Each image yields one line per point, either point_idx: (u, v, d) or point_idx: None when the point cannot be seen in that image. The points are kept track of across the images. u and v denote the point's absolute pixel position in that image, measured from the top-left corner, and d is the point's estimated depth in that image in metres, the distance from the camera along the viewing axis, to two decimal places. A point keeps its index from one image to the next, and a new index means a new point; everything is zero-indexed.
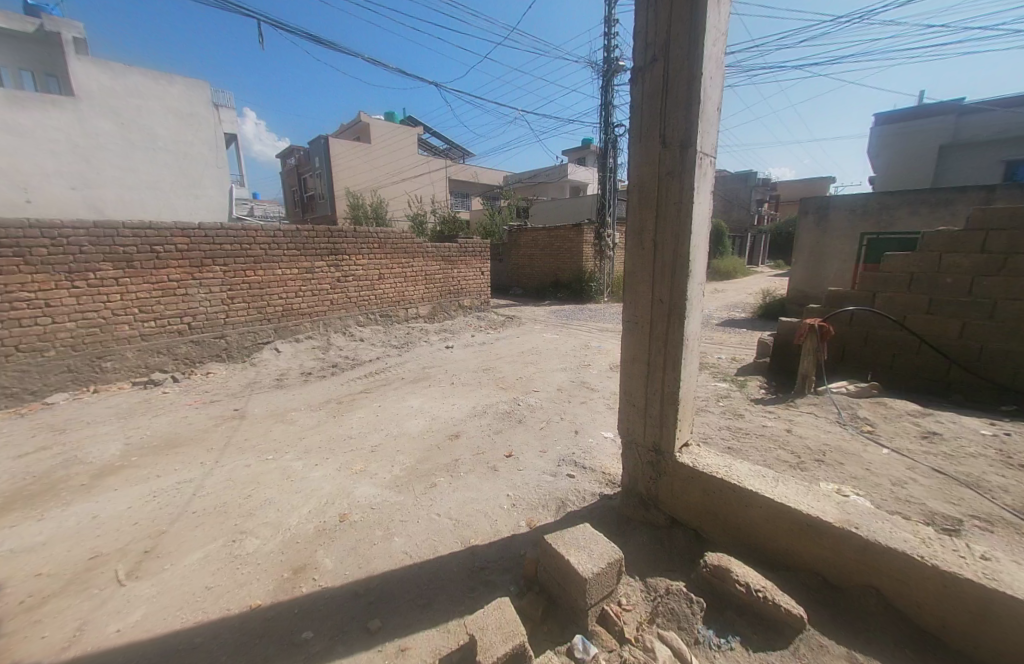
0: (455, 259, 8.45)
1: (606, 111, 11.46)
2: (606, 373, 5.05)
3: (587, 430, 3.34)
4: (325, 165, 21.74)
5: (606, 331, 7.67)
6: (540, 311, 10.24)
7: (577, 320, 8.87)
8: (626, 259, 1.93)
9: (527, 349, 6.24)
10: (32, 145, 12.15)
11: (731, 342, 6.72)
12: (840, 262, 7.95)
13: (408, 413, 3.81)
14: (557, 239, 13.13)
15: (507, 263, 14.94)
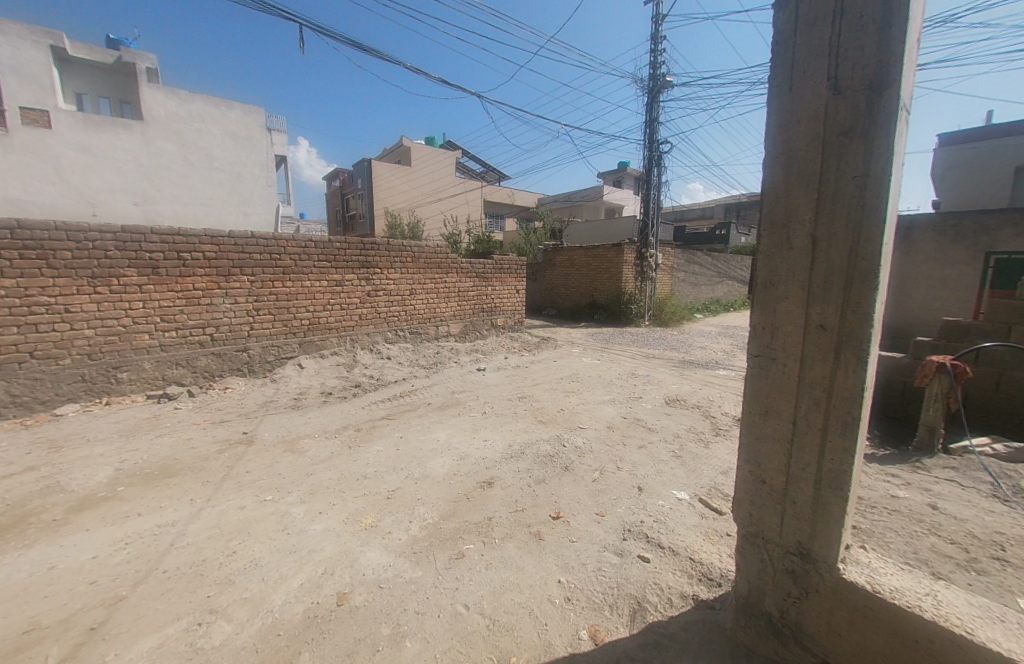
0: (490, 276, 8.01)
1: (651, 127, 10.97)
2: (663, 408, 4.32)
3: (654, 488, 2.64)
4: (366, 185, 22.42)
5: (654, 359, 6.93)
6: (577, 334, 9.60)
7: (618, 345, 8.14)
8: (758, 264, 1.32)
9: (566, 376, 5.59)
10: (102, 163, 13.08)
11: None
12: (929, 290, 6.83)
13: (433, 449, 3.25)
14: (595, 259, 12.56)
15: (541, 283, 14.46)
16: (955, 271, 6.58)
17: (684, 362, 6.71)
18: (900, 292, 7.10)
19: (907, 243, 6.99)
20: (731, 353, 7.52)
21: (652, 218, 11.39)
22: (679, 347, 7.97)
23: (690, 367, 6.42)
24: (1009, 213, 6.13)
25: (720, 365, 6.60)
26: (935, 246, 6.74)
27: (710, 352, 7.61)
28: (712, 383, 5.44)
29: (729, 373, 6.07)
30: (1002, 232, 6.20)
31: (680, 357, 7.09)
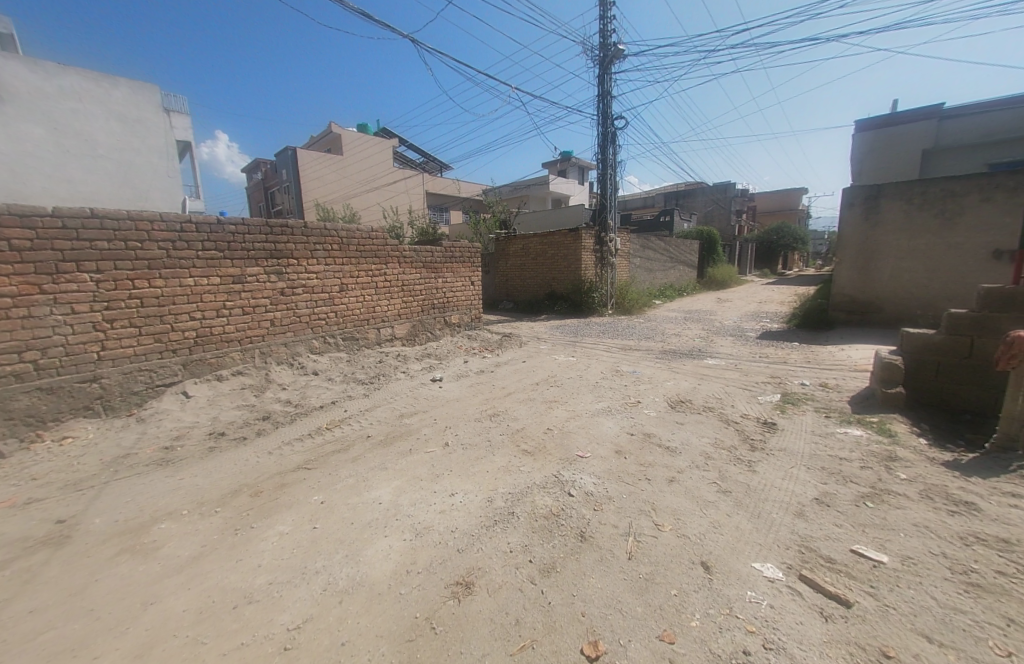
0: (438, 265, 6.79)
1: (603, 101, 10.22)
2: (670, 415, 3.46)
3: (725, 564, 1.69)
4: (292, 176, 19.88)
5: (631, 351, 6.16)
6: (540, 328, 8.68)
7: (587, 338, 7.30)
8: None
9: (542, 380, 4.59)
10: None
11: (797, 361, 5.27)
12: (897, 262, 6.65)
13: (371, 523, 2.08)
14: (551, 246, 11.68)
15: (495, 276, 13.40)
16: (923, 242, 6.42)
17: (665, 353, 5.99)
18: (869, 265, 6.88)
19: (874, 213, 6.76)
20: (709, 339, 6.95)
21: (610, 201, 10.76)
22: (653, 336, 7.31)
23: (674, 358, 5.69)
24: (974, 178, 5.99)
25: (704, 353, 5.95)
26: (902, 216, 6.53)
27: (687, 339, 6.99)
28: (707, 376, 4.71)
29: (718, 362, 5.41)
30: (968, 198, 6.05)
31: (659, 347, 6.38)
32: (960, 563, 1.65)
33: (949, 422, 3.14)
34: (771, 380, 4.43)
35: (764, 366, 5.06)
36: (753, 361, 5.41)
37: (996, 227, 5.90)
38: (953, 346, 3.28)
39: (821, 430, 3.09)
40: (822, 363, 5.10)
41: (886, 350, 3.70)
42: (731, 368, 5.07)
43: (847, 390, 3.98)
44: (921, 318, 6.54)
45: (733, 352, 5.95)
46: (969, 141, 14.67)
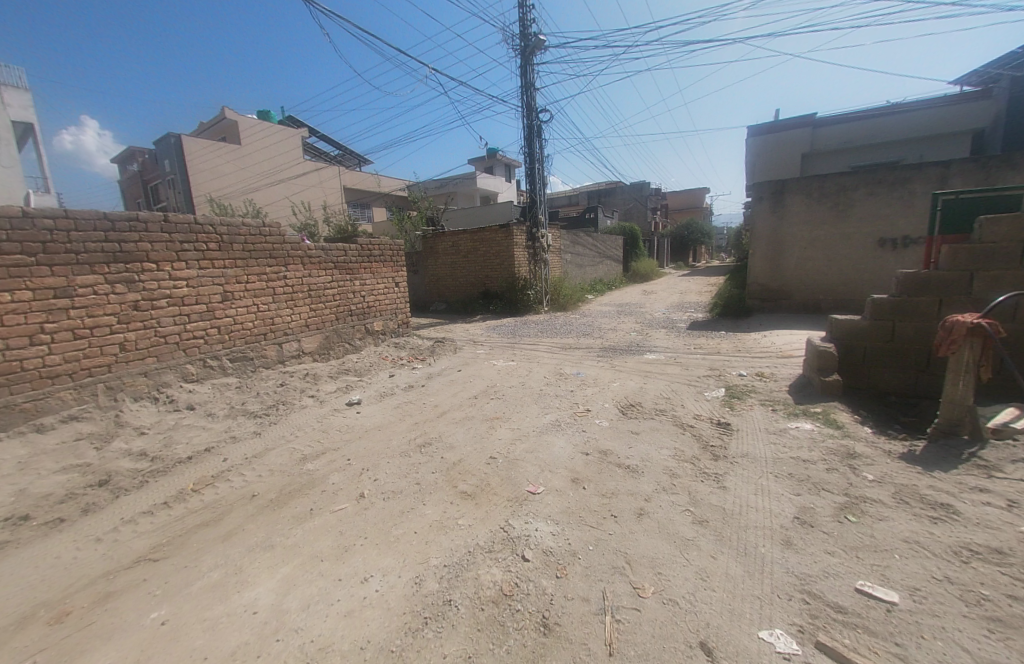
0: (353, 266, 5.89)
1: (527, 92, 9.85)
2: (623, 424, 3.11)
3: (730, 640, 1.31)
4: (175, 167, 16.93)
5: (571, 350, 5.86)
6: (474, 329, 8.11)
7: (525, 338, 6.89)
8: None
9: (479, 393, 4.03)
10: None
11: (729, 351, 5.34)
12: (802, 251, 7.16)
13: (236, 654, 1.38)
14: (481, 243, 11.12)
15: (423, 275, 12.53)
16: (822, 232, 6.97)
17: (605, 350, 5.77)
18: (779, 254, 7.34)
19: (781, 206, 7.20)
20: (644, 332, 6.92)
21: (540, 196, 10.49)
22: (591, 332, 7.12)
23: (615, 354, 5.48)
24: (861, 174, 6.59)
25: (643, 347, 5.84)
26: (805, 208, 7.04)
27: (623, 333, 6.90)
28: (651, 373, 4.52)
29: (658, 356, 5.30)
30: (857, 192, 6.65)
31: (598, 344, 6.15)
32: (969, 591, 1.44)
33: (881, 407, 3.19)
34: (712, 373, 4.35)
35: (701, 358, 5.04)
36: (690, 352, 5.39)
37: (880, 218, 6.56)
38: (878, 330, 3.37)
39: (774, 425, 2.95)
40: (753, 352, 5.20)
41: (816, 337, 3.74)
42: (671, 361, 4.95)
43: (783, 378, 4.00)
44: (823, 303, 7.13)
45: (670, 344, 5.91)
46: (837, 147, 17.00)
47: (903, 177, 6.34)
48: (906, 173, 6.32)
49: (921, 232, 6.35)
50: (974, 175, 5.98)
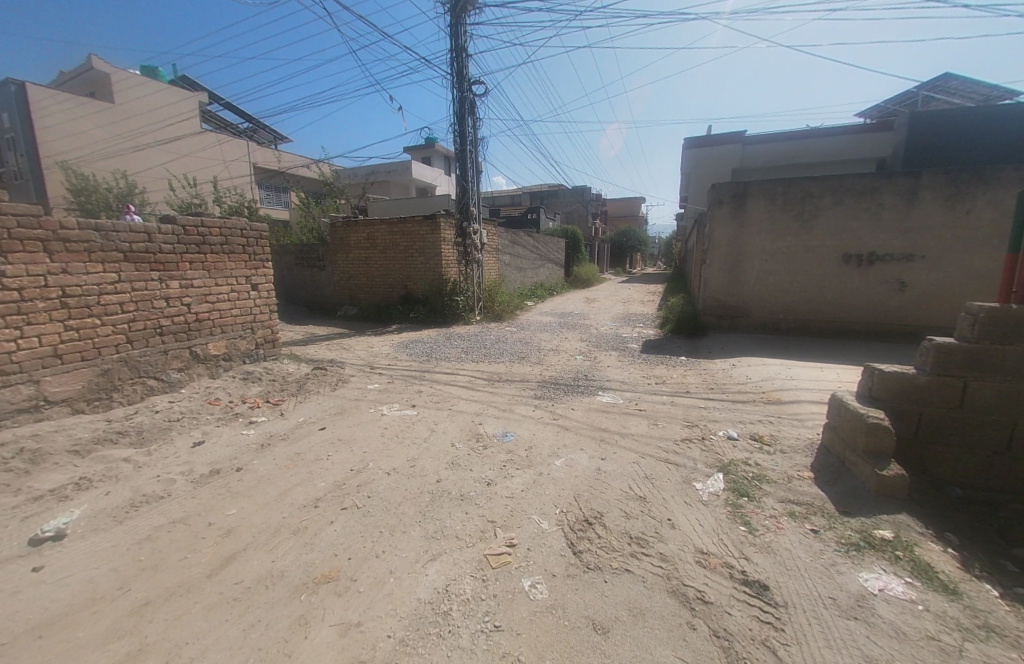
0: (164, 261, 3.84)
1: (457, 57, 8.16)
2: (574, 588, 1.59)
3: None
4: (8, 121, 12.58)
5: (498, 385, 4.31)
6: (379, 346, 6.25)
7: (440, 362, 5.20)
8: None
9: (326, 491, 2.30)
10: None
11: (700, 388, 4.12)
12: (763, 264, 6.31)
13: None
14: (402, 236, 9.24)
15: (332, 273, 10.32)
16: (785, 243, 6.16)
17: (544, 384, 4.29)
18: (737, 266, 6.45)
19: (743, 211, 6.29)
20: (592, 354, 5.60)
21: (472, 184, 8.82)
22: (528, 354, 5.64)
23: (557, 392, 4.01)
24: (828, 180, 5.83)
25: (592, 379, 4.45)
26: (767, 216, 6.18)
27: (567, 357, 5.50)
28: (608, 432, 3.09)
29: (613, 394, 3.93)
30: (823, 200, 5.90)
31: (535, 374, 4.66)
32: None
33: (962, 518, 2.04)
34: (691, 435, 3.02)
35: (669, 401, 3.74)
36: (653, 389, 4.09)
37: (846, 230, 5.85)
38: (942, 390, 2.25)
39: (841, 589, 1.60)
40: (730, 391, 4.02)
41: (844, 393, 2.56)
42: (632, 408, 3.59)
43: (793, 448, 2.76)
44: (783, 322, 6.34)
45: (625, 375, 4.59)
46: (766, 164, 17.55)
47: (872, 186, 5.65)
48: (876, 181, 5.63)
49: (888, 248, 5.72)
50: (946, 188, 5.40)
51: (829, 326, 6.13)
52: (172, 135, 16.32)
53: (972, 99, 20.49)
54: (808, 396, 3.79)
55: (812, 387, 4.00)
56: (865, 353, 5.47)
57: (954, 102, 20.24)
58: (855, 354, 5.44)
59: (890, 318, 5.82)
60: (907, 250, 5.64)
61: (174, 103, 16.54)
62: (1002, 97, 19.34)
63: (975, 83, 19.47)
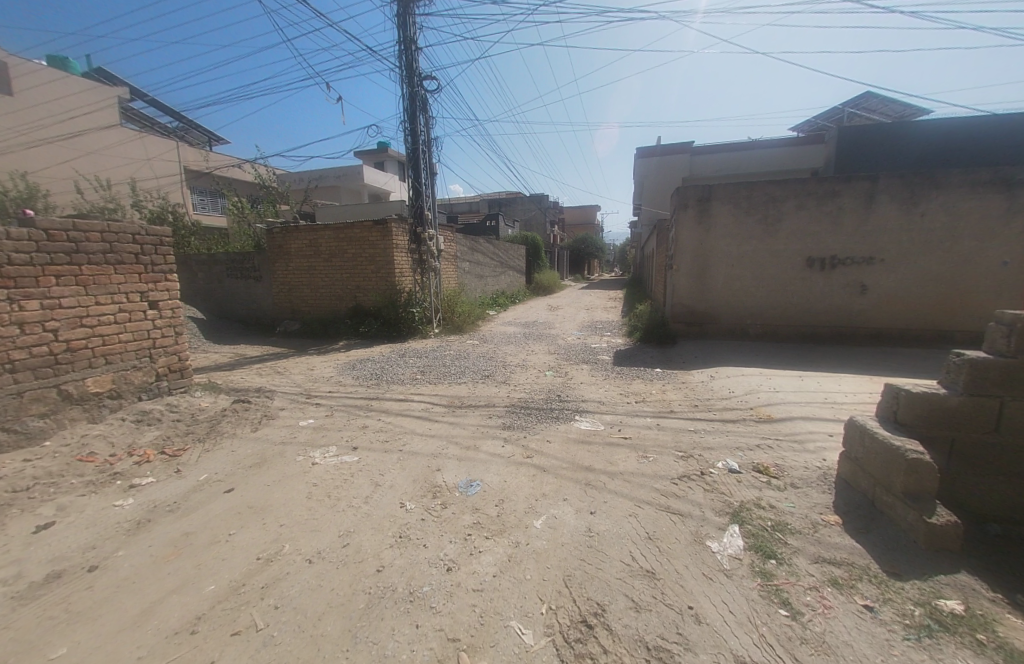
0: (13, 274, 2.90)
1: (406, 50, 7.57)
2: None
3: None
4: None
5: (459, 411, 3.69)
6: (320, 369, 5.42)
7: (391, 386, 4.50)
8: None
9: (214, 603, 1.60)
10: None
11: (684, 405, 3.72)
12: (730, 269, 6.16)
13: None
14: (349, 242, 8.39)
15: (271, 284, 9.24)
16: (751, 248, 6.05)
17: (512, 408, 3.72)
18: (705, 271, 6.26)
19: (708, 215, 6.12)
20: (562, 369, 5.11)
21: (427, 187, 8.20)
22: (492, 370, 5.07)
23: (528, 418, 3.46)
24: (790, 184, 5.79)
25: (566, 400, 3.95)
26: (732, 220, 6.05)
27: (536, 373, 4.98)
28: (592, 471, 2.58)
29: (591, 418, 3.44)
30: (785, 204, 5.85)
31: (501, 396, 4.09)
32: None
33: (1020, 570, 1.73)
34: (687, 470, 2.58)
35: (654, 425, 3.30)
36: (634, 409, 3.65)
37: (809, 235, 5.83)
38: (976, 414, 2.02)
39: None
40: (716, 407, 3.66)
41: (864, 417, 2.30)
42: (615, 436, 3.11)
43: (806, 483, 2.38)
44: (751, 328, 6.21)
45: (601, 392, 4.13)
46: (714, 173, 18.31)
47: (832, 190, 5.67)
48: (835, 185, 5.66)
49: (848, 252, 5.75)
50: (900, 192, 5.50)
51: (796, 331, 6.05)
52: (88, 126, 13.83)
53: (887, 117, 22.59)
54: (798, 410, 3.49)
55: (798, 399, 3.73)
56: (835, 357, 5.37)
57: (873, 119, 22.27)
58: (826, 358, 5.32)
59: (852, 321, 5.85)
60: (866, 254, 5.70)
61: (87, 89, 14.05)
62: (914, 115, 21.43)
63: (890, 102, 21.50)
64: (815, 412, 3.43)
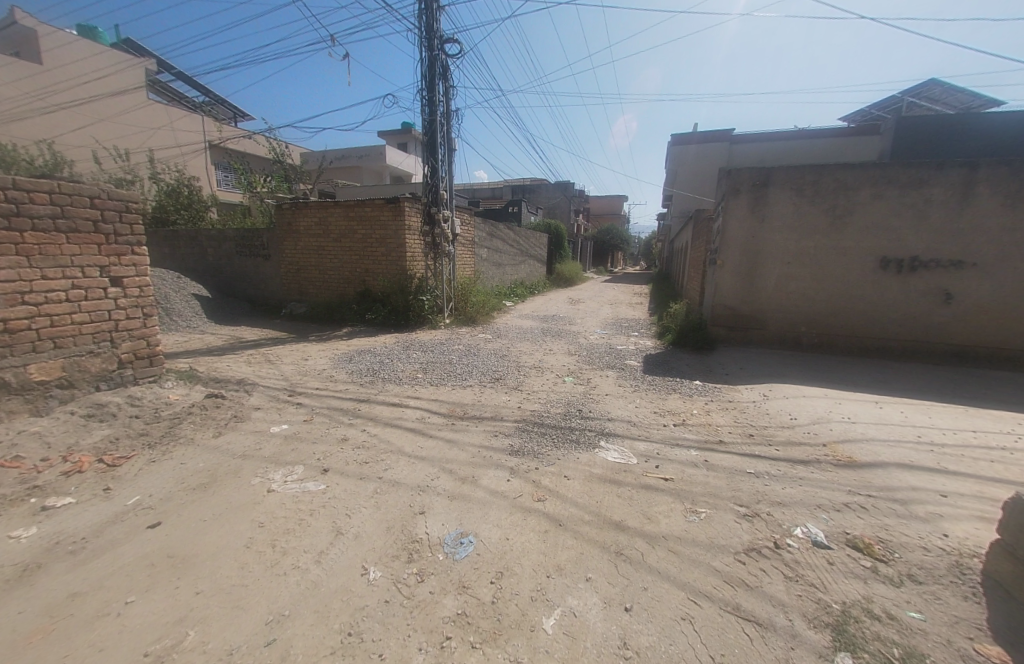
0: None
1: (427, 8, 6.82)
2: None
3: None
4: None
5: (458, 424, 3.07)
6: (314, 359, 4.90)
7: (385, 385, 3.91)
8: None
9: None
10: None
11: (736, 435, 2.99)
12: (784, 267, 5.32)
13: None
14: (359, 221, 7.84)
15: (280, 263, 8.82)
16: (812, 243, 5.18)
17: (522, 425, 3.07)
18: (754, 268, 5.44)
19: (762, 204, 5.27)
20: (584, 375, 4.43)
21: (444, 164, 7.52)
22: (503, 372, 4.42)
23: (541, 441, 2.80)
24: (866, 169, 4.87)
25: (589, 417, 3.28)
26: (791, 210, 5.18)
27: (553, 378, 4.32)
28: (623, 531, 1.93)
29: (619, 447, 2.76)
30: (859, 192, 4.94)
31: (511, 407, 3.44)
32: None
33: None
34: (754, 541, 1.89)
35: (701, 462, 2.59)
36: (673, 436, 2.95)
37: (885, 231, 4.92)
38: None
39: None
40: (779, 441, 2.91)
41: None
42: (651, 475, 2.42)
43: (935, 578, 1.67)
44: (805, 336, 5.38)
45: (631, 409, 3.44)
46: None
47: (919, 178, 4.72)
48: (923, 172, 4.71)
49: (933, 253, 4.82)
50: (1009, 182, 4.50)
51: (859, 342, 5.18)
52: (98, 93, 13.23)
53: (954, 108, 20.49)
54: (888, 455, 2.71)
55: (885, 436, 2.93)
56: (909, 376, 4.52)
57: (937, 109, 20.25)
58: (898, 377, 4.48)
59: (931, 335, 4.94)
60: (957, 256, 4.75)
61: (101, 52, 13.23)
62: (985, 105, 19.35)
63: (959, 91, 19.46)
64: (913, 459, 2.65)
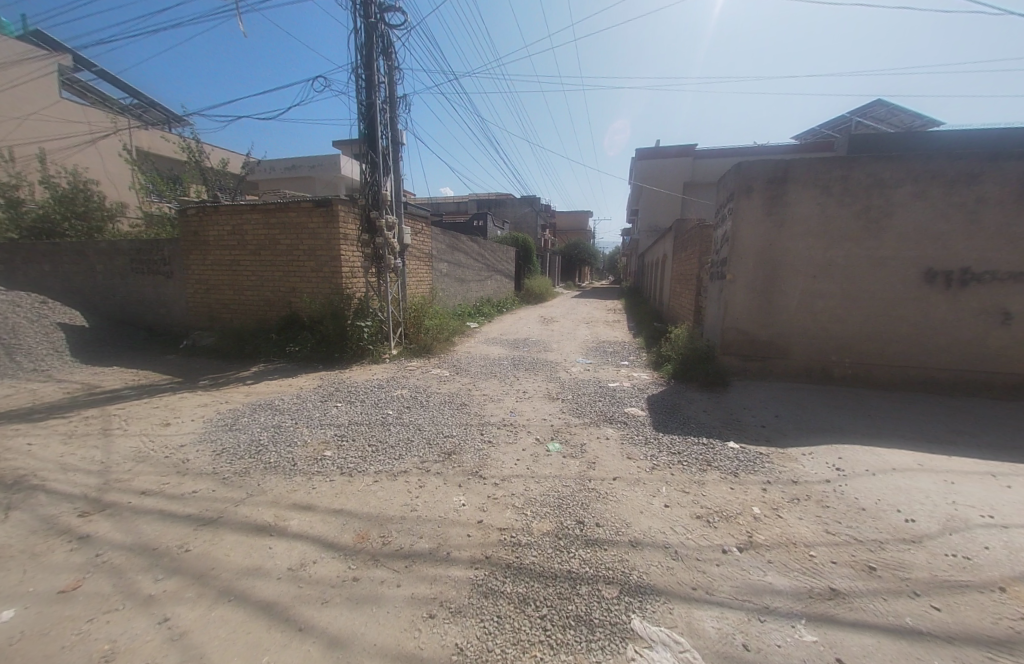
0: None
1: None
2: None
3: None
4: None
5: (360, 585, 1.63)
6: (179, 426, 3.31)
7: (260, 482, 2.40)
8: None
9: None
10: None
11: (850, 572, 1.74)
12: (809, 282, 4.31)
13: None
14: (282, 229, 6.30)
15: (185, 282, 7.06)
16: (842, 252, 4.20)
17: (482, 576, 1.67)
18: (772, 284, 4.40)
19: (781, 205, 4.26)
20: (576, 439, 3.09)
21: (388, 161, 6.19)
22: (458, 441, 3.00)
23: (517, 633, 1.42)
24: (907, 160, 3.95)
25: (598, 538, 1.93)
26: (816, 212, 4.20)
27: (532, 447, 2.94)
28: None
29: (667, 633, 1.43)
30: (898, 190, 4.01)
31: (465, 523, 2.04)
32: None
33: None
34: None
35: None
36: (750, 587, 1.65)
37: (929, 237, 4.01)
38: None
39: None
40: (927, 584, 1.67)
41: None
42: None
43: None
44: (835, 365, 4.36)
45: (661, 513, 2.13)
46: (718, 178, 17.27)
47: (969, 172, 3.85)
48: (974, 166, 3.85)
49: (986, 263, 3.93)
50: None
51: (901, 373, 4.21)
52: None
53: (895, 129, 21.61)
54: None
55: None
56: (983, 419, 3.52)
57: (884, 127, 21.06)
58: (971, 420, 3.48)
59: (988, 363, 4.02)
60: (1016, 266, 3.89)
61: None
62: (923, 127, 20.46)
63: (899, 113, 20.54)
64: None
